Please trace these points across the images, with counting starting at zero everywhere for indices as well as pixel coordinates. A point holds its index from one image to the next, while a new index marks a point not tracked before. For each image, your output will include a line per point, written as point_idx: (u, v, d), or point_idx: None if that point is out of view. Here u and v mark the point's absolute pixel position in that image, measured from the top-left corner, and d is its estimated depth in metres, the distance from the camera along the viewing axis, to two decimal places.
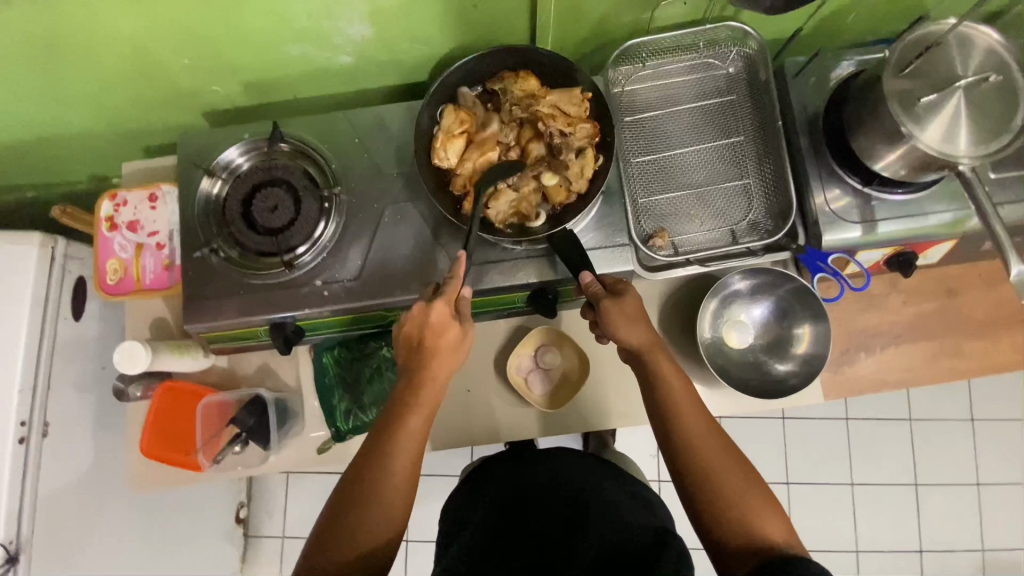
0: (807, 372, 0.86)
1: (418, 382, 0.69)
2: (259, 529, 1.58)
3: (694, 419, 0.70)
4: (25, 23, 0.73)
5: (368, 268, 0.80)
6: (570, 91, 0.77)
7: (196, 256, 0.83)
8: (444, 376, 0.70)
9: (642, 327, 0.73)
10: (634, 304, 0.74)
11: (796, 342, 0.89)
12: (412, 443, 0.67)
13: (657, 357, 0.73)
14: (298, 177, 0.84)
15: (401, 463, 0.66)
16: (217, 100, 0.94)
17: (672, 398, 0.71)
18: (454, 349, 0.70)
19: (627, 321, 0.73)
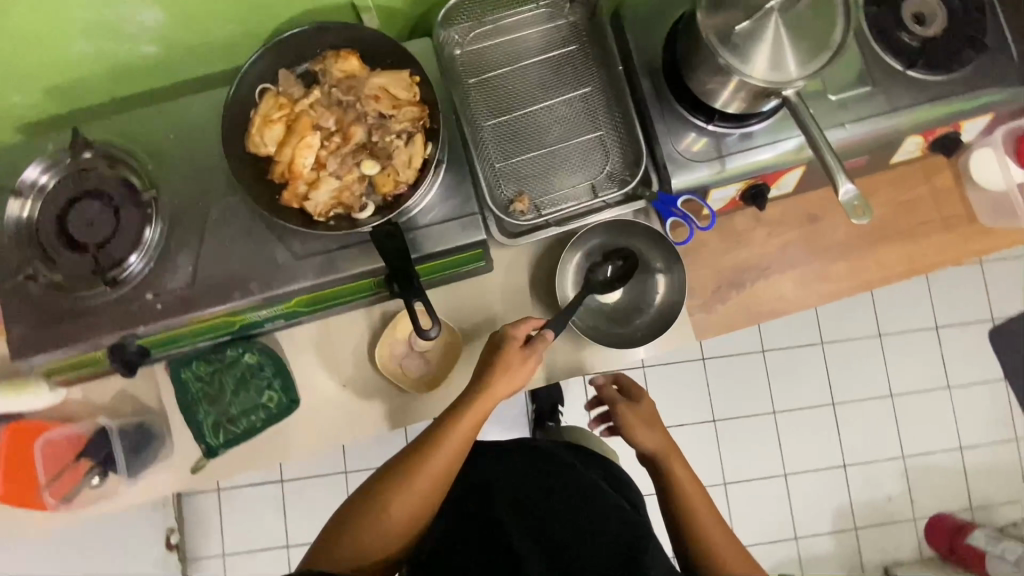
0: (657, 324, 0.88)
1: (483, 388, 0.74)
2: (197, 550, 1.54)
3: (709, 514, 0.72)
4: None
5: (202, 274, 0.75)
6: (397, 74, 0.72)
7: (13, 285, 0.76)
8: (510, 386, 0.75)
9: (657, 432, 0.78)
10: (649, 408, 0.80)
11: (653, 291, 0.89)
12: (452, 450, 0.71)
13: (675, 464, 0.76)
14: (114, 186, 0.77)
15: (434, 464, 0.70)
16: (25, 113, 0.84)
17: (677, 479, 0.75)
18: (523, 362, 0.76)
19: (644, 426, 0.78)
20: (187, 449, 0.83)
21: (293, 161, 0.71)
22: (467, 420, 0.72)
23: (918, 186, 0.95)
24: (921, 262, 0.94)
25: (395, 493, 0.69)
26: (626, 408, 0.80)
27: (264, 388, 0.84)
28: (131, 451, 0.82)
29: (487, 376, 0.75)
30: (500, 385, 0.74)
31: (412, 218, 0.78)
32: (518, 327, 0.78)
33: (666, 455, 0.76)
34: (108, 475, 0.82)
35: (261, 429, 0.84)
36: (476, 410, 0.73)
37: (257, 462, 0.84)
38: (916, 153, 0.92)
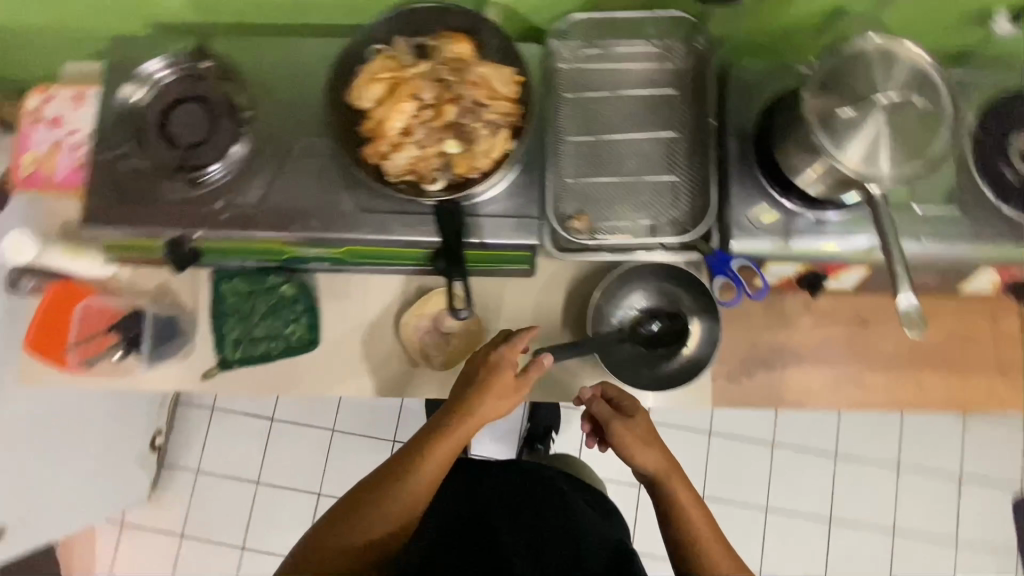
0: (684, 373, 0.86)
1: (468, 407, 0.73)
2: (175, 459, 1.59)
3: (712, 536, 0.72)
4: None
5: (269, 199, 0.80)
6: (503, 69, 0.76)
7: (103, 161, 0.82)
8: (497, 407, 0.74)
9: (656, 451, 0.75)
10: (646, 426, 0.77)
11: (687, 339, 0.87)
12: (437, 465, 0.71)
13: (674, 485, 0.74)
14: (217, 98, 0.83)
15: (418, 481, 0.70)
16: (161, 14, 0.92)
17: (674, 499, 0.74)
18: (514, 388, 0.75)
19: (642, 444, 0.75)
20: (204, 355, 0.87)
21: (385, 121, 0.75)
22: (450, 435, 0.72)
23: (980, 323, 0.92)
24: (962, 398, 0.90)
25: (372, 510, 0.68)
26: (620, 422, 0.76)
27: (290, 320, 0.88)
28: (158, 339, 0.86)
29: (474, 392, 0.74)
30: (488, 403, 0.73)
31: (475, 205, 0.80)
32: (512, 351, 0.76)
33: (666, 475, 0.75)
34: (127, 356, 0.86)
35: (275, 358, 0.87)
36: (457, 430, 0.72)
37: (261, 388, 0.87)
38: (987, 289, 0.89)
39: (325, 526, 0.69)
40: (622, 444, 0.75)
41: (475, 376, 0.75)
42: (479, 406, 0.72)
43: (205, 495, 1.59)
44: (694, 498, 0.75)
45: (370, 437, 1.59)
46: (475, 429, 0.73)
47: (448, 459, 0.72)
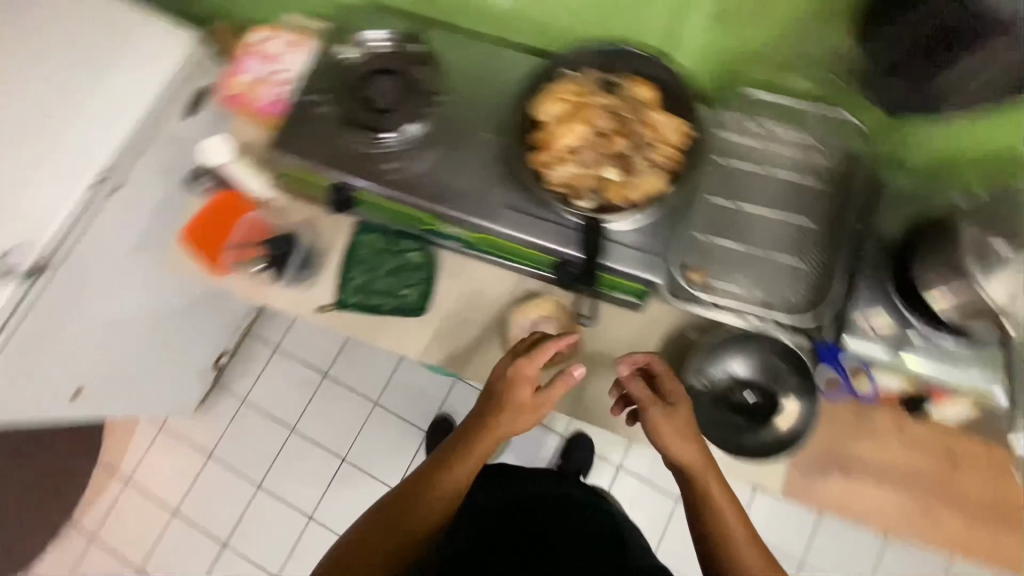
0: (773, 445, 0.85)
1: (487, 423, 0.79)
2: (230, 382, 1.69)
3: (742, 534, 0.73)
4: None
5: (432, 174, 0.89)
6: (677, 120, 0.81)
7: (304, 101, 0.94)
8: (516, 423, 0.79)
9: (692, 447, 0.76)
10: (684, 420, 0.77)
11: (779, 414, 0.87)
12: (456, 482, 0.78)
13: (708, 480, 0.76)
14: (414, 76, 0.93)
15: (438, 497, 0.77)
16: None
17: (707, 492, 0.75)
18: (527, 408, 0.78)
19: (679, 437, 0.76)
20: (324, 290, 0.95)
21: (558, 135, 0.82)
22: (469, 454, 0.78)
23: None
24: None
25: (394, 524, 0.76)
26: (659, 410, 0.77)
27: (405, 283, 0.94)
28: (300, 263, 0.95)
29: (495, 409, 0.79)
30: (507, 420, 0.78)
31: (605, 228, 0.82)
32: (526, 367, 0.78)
33: (699, 470, 0.76)
34: (267, 270, 0.94)
35: (387, 312, 0.93)
36: (475, 449, 0.78)
37: (367, 335, 0.94)
38: None
39: (359, 532, 0.77)
40: (658, 432, 0.77)
41: (495, 394, 0.79)
42: (497, 422, 0.78)
43: (243, 424, 1.67)
44: (726, 492, 0.76)
45: (406, 421, 1.63)
46: (494, 445, 0.79)
47: (467, 475, 0.78)
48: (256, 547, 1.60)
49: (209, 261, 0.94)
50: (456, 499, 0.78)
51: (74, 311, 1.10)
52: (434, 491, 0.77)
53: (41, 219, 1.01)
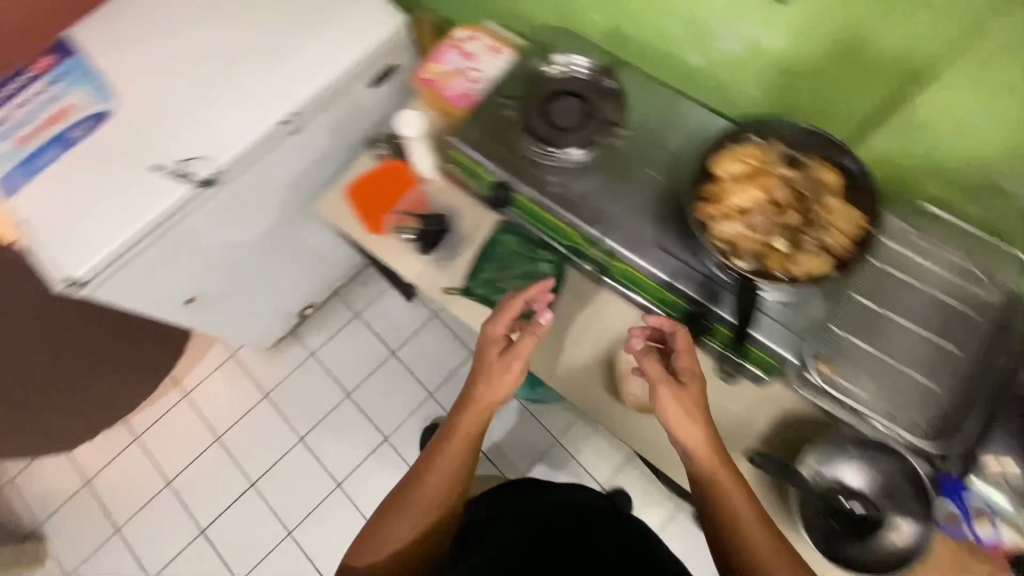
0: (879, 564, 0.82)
1: (470, 402, 0.87)
2: (306, 335, 1.77)
3: (760, 528, 0.75)
4: None
5: (591, 196, 0.91)
6: (857, 211, 0.80)
7: (492, 102, 1.00)
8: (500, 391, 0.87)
9: (697, 427, 0.77)
10: (693, 398, 0.79)
11: (890, 532, 0.83)
12: (444, 469, 0.86)
13: (714, 463, 0.78)
14: (598, 104, 0.96)
15: (429, 488, 0.86)
16: (582, 25, 1.10)
17: (715, 475, 0.78)
18: (506, 376, 0.86)
19: (685, 416, 0.78)
20: (456, 274, 1.00)
21: (731, 193, 0.82)
22: (456, 432, 0.87)
23: None
24: None
25: (409, 514, 0.86)
26: (668, 388, 0.79)
27: None
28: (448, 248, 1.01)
29: (482, 384, 0.87)
30: (486, 392, 0.87)
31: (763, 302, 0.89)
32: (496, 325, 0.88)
33: (704, 453, 0.78)
34: (413, 243, 1.00)
35: None
36: (458, 435, 0.87)
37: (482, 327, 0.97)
38: None
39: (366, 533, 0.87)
40: (667, 412, 0.78)
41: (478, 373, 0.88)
42: (477, 398, 0.87)
43: (306, 376, 1.74)
44: (734, 477, 0.78)
45: None
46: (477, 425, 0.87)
47: (461, 452, 0.87)
48: (281, 496, 1.64)
49: (365, 220, 1.02)
50: (448, 489, 0.87)
51: (215, 229, 1.17)
52: (425, 486, 0.86)
53: (229, 139, 1.07)
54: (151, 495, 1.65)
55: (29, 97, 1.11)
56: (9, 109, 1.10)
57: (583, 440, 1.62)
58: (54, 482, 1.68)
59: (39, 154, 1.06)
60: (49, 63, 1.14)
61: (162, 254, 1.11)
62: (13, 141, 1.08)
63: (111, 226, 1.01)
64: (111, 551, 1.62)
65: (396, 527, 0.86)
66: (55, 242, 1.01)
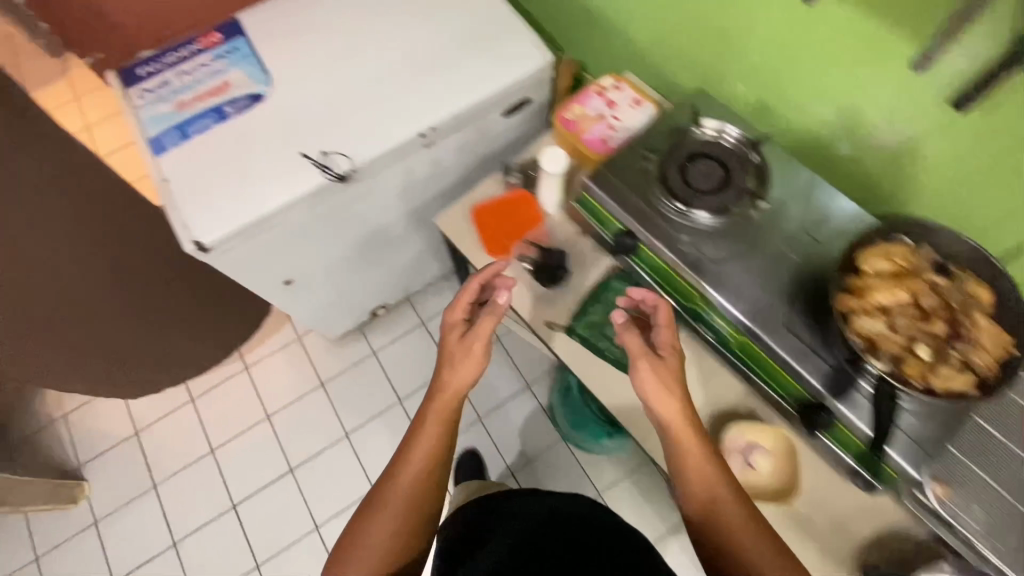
0: None
1: (438, 381, 0.91)
2: (371, 333, 1.80)
3: (733, 510, 0.75)
4: None
5: (724, 265, 0.90)
6: (1010, 334, 0.77)
7: (633, 154, 1.01)
8: (472, 368, 0.91)
9: (675, 402, 0.79)
10: (671, 371, 0.80)
11: None
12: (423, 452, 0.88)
13: (685, 442, 0.78)
14: (742, 174, 0.95)
15: (410, 474, 0.87)
16: (726, 93, 1.11)
17: (692, 461, 0.78)
18: (470, 355, 0.90)
19: (663, 388, 0.80)
20: (561, 312, 1.00)
21: (876, 290, 0.80)
22: (430, 416, 0.90)
23: None
24: None
25: (389, 503, 0.86)
26: (647, 361, 0.80)
27: None
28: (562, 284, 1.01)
29: (449, 365, 0.91)
30: (458, 377, 0.91)
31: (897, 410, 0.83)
32: (457, 310, 0.93)
33: (677, 433, 0.79)
34: (525, 273, 1.02)
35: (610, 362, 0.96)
36: (431, 415, 0.90)
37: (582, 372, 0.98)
38: None
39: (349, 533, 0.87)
40: (646, 387, 0.80)
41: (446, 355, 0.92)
42: (446, 373, 0.90)
43: (362, 375, 1.75)
44: (709, 459, 0.78)
45: (498, 450, 1.64)
46: (452, 399, 0.90)
47: (437, 438, 0.89)
48: (317, 488, 1.64)
49: (485, 243, 1.06)
50: (427, 471, 0.88)
51: (333, 221, 1.21)
52: (402, 477, 0.87)
53: (371, 141, 1.11)
54: (193, 460, 1.67)
55: (193, 68, 1.16)
56: (172, 76, 1.16)
57: (625, 499, 1.58)
58: (107, 426, 1.72)
59: (194, 123, 1.11)
60: (216, 39, 1.19)
61: (280, 235, 1.14)
62: (171, 105, 1.13)
63: (246, 201, 1.05)
64: (145, 506, 1.63)
65: (378, 521, 0.86)
66: (192, 206, 1.05)
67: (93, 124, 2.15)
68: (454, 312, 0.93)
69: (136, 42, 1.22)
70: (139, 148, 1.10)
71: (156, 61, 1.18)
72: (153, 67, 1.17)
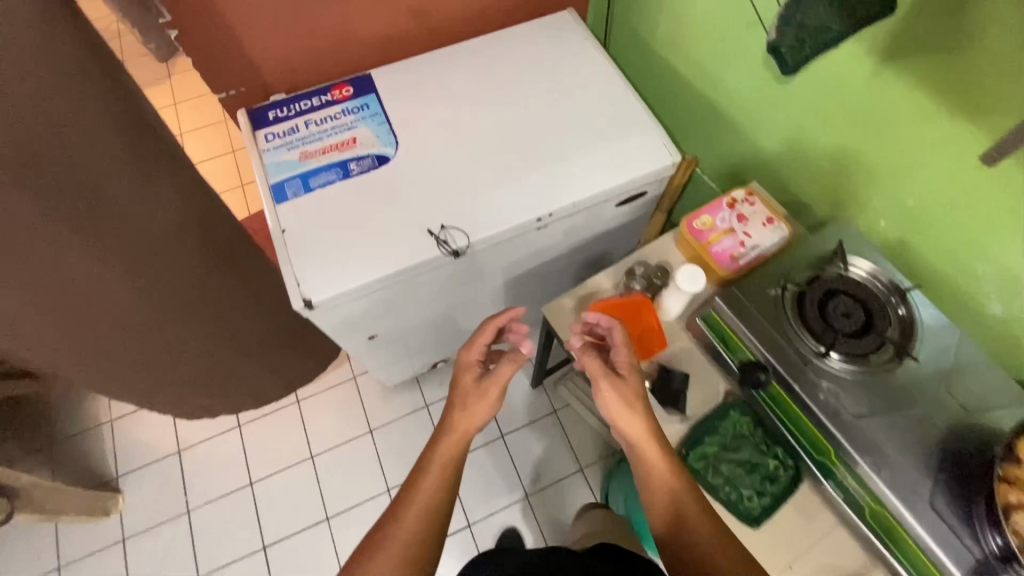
0: None
1: (445, 421, 0.95)
2: (427, 385, 1.75)
3: (689, 500, 0.79)
4: (879, 108, 0.93)
5: (863, 421, 0.84)
6: None
7: (768, 279, 0.96)
8: (487, 407, 0.97)
9: (634, 415, 0.83)
10: (631, 390, 0.85)
11: None
12: (430, 483, 0.88)
13: (646, 454, 0.82)
14: (884, 324, 0.91)
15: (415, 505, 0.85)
16: (863, 225, 1.07)
17: (659, 477, 0.81)
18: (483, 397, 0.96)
19: (623, 405, 0.84)
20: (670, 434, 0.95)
21: None
22: (436, 459, 0.91)
23: None
24: None
25: (389, 545, 0.81)
26: (609, 381, 0.85)
27: (754, 490, 0.89)
28: (678, 413, 0.94)
29: (461, 405, 0.96)
30: (470, 417, 0.95)
31: None
32: (471, 352, 1.02)
33: (640, 444, 0.83)
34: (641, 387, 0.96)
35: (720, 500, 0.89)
36: (439, 445, 0.92)
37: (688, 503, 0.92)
38: None
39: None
40: (609, 405, 0.85)
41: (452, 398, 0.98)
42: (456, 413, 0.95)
43: (412, 427, 1.70)
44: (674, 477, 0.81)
45: (541, 534, 1.58)
46: (461, 436, 0.93)
47: (442, 473, 0.89)
48: (350, 542, 1.57)
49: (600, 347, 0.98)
50: (433, 503, 0.86)
51: (432, 290, 1.19)
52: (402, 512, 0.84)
53: (489, 221, 1.10)
54: (231, 490, 1.62)
55: (322, 119, 1.18)
56: (301, 124, 1.17)
57: None
58: (149, 439, 1.69)
59: (316, 176, 1.11)
60: (347, 92, 1.21)
61: (381, 299, 1.12)
62: (296, 154, 1.14)
63: (359, 265, 1.04)
64: (174, 532, 1.58)
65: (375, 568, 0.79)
66: (305, 263, 1.04)
67: (186, 132, 2.21)
68: (467, 352, 1.02)
69: (271, 84, 1.24)
70: (260, 193, 1.10)
71: (286, 106, 1.19)
72: (283, 111, 1.19)
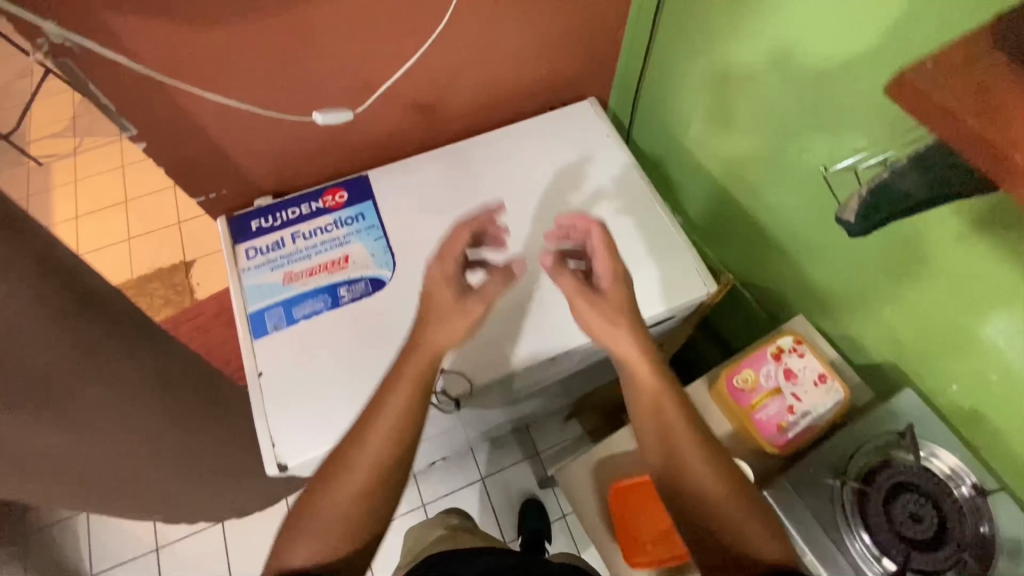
0: None
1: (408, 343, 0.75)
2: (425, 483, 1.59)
3: (673, 402, 0.72)
4: (967, 272, 0.79)
5: None
6: None
7: (823, 466, 0.84)
8: (462, 325, 0.75)
9: (620, 330, 0.74)
10: (614, 300, 0.76)
11: None
12: (394, 408, 0.70)
13: (639, 371, 0.73)
14: (965, 530, 0.77)
15: (378, 429, 0.69)
16: (929, 383, 0.93)
17: (652, 396, 0.72)
18: (460, 314, 0.75)
19: (607, 323, 0.75)
20: None
21: None
22: (400, 380, 0.72)
23: None
24: None
25: (351, 472, 0.68)
26: (588, 298, 0.76)
27: None
28: None
29: (424, 322, 0.75)
30: (441, 333, 0.74)
31: None
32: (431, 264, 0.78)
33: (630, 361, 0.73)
34: None
35: None
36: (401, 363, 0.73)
37: None
38: None
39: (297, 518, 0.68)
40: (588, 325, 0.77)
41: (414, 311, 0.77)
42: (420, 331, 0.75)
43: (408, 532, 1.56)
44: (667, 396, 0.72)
45: None
46: (430, 358, 0.73)
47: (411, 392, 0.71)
48: None
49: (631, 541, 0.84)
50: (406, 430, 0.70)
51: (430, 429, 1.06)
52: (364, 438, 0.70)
53: (493, 360, 0.96)
54: None
55: (312, 231, 1.04)
56: (288, 236, 1.04)
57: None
58: (127, 535, 1.56)
59: (301, 304, 0.98)
60: (341, 197, 1.08)
61: None
62: (280, 275, 1.00)
63: (343, 420, 0.91)
64: None
65: (335, 495, 0.68)
66: (283, 415, 0.91)
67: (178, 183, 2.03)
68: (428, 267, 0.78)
69: (258, 185, 1.10)
70: (237, 324, 0.97)
71: (271, 213, 1.06)
72: (267, 220, 1.05)
